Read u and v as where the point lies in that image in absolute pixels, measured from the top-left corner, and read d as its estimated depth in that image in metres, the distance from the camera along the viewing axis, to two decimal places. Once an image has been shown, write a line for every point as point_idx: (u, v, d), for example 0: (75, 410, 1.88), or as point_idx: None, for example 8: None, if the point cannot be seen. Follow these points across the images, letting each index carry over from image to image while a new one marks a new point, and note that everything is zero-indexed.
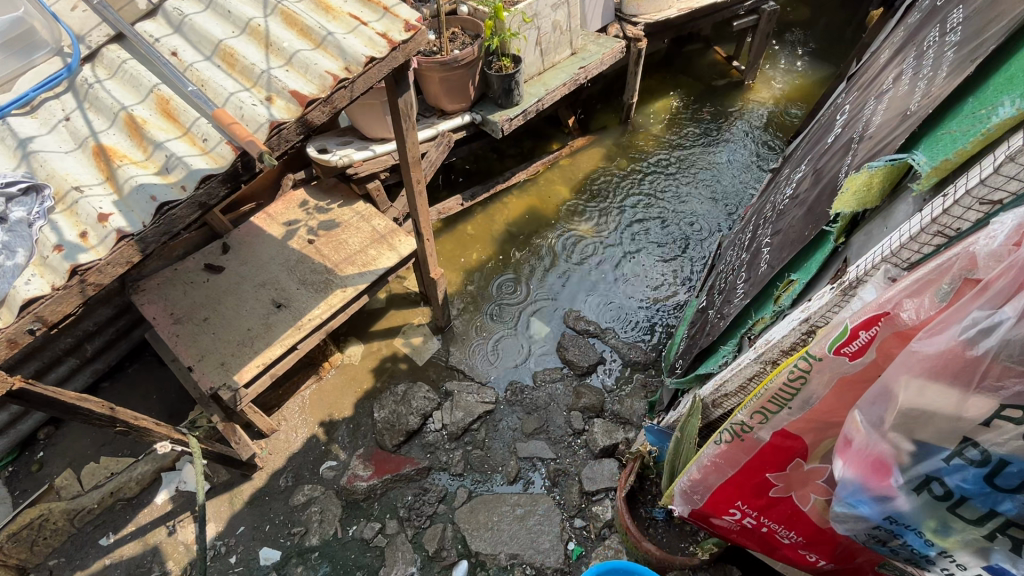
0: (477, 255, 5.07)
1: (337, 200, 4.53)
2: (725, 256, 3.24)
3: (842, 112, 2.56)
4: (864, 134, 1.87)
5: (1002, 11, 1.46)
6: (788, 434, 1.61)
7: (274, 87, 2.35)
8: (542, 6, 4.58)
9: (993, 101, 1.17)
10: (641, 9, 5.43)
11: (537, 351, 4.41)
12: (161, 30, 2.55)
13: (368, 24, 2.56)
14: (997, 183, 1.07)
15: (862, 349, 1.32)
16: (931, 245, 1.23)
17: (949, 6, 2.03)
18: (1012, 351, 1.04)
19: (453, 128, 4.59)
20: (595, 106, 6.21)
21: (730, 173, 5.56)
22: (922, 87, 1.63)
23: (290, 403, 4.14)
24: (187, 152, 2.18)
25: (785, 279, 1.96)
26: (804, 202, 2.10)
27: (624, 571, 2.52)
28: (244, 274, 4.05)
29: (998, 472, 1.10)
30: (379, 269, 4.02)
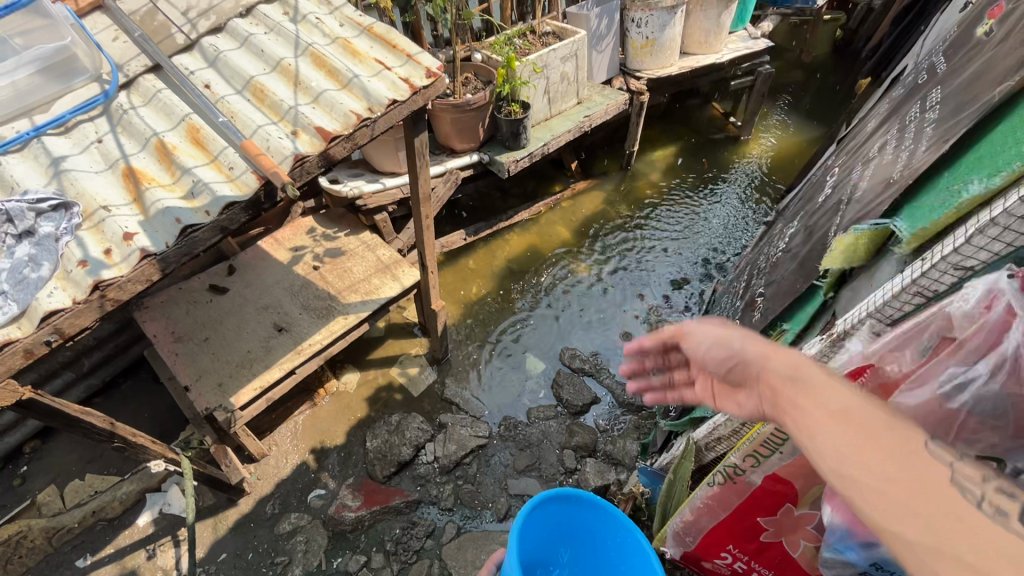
0: (477, 289, 5.17)
1: (344, 229, 4.65)
2: (720, 303, 3.35)
3: (831, 174, 2.73)
4: (851, 197, 2.01)
5: (971, 97, 1.62)
6: (778, 478, 1.67)
7: (300, 122, 2.48)
8: (551, 58, 4.85)
9: (966, 176, 1.28)
10: (644, 64, 5.78)
11: (532, 387, 4.44)
12: (196, 63, 2.71)
13: (392, 69, 2.73)
14: (969, 251, 1.17)
15: None
16: (912, 304, 1.33)
17: (928, 85, 2.21)
18: (985, 406, 1.11)
19: (461, 167, 4.77)
20: (598, 152, 6.46)
21: (727, 223, 5.76)
22: (903, 158, 1.78)
23: (282, 428, 4.12)
24: (214, 179, 2.29)
25: (777, 328, 2.06)
26: (796, 256, 2.22)
27: (567, 502, 1.96)
28: (248, 296, 4.11)
29: None
30: (381, 298, 4.10)
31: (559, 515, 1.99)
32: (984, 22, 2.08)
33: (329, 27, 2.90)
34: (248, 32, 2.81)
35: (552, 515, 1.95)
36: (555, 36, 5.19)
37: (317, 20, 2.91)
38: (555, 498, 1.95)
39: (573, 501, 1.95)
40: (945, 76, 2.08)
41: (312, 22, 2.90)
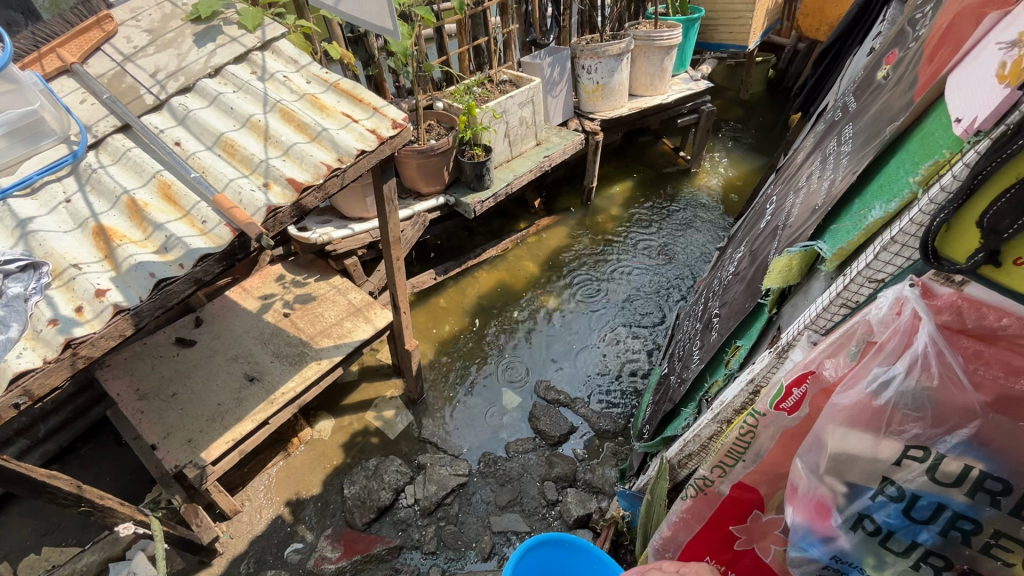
0: (449, 327, 5.23)
1: (314, 275, 4.69)
2: (681, 327, 3.53)
3: (770, 201, 2.99)
4: (786, 222, 2.22)
5: (874, 133, 1.86)
6: (744, 487, 1.79)
7: (271, 175, 2.58)
8: (509, 104, 5.13)
9: (870, 203, 1.48)
10: (597, 107, 6.16)
11: (509, 421, 4.48)
12: (166, 122, 2.79)
13: (359, 122, 2.88)
14: (879, 266, 1.36)
15: (797, 404, 1.54)
16: (839, 315, 1.51)
17: (843, 121, 2.50)
18: (907, 401, 1.26)
19: (428, 209, 4.92)
20: (559, 189, 6.74)
21: (685, 250, 6.05)
22: (825, 186, 2.01)
23: (255, 482, 4.00)
24: (186, 232, 2.33)
25: (733, 345, 2.23)
26: (744, 278, 2.41)
27: (557, 547, 2.36)
28: (217, 348, 4.05)
29: (913, 505, 1.29)
30: (354, 342, 4.12)
31: (552, 557, 2.36)
32: (882, 67, 2.39)
33: (297, 84, 3.05)
34: (217, 91, 2.92)
35: (545, 556, 2.33)
36: (511, 84, 5.50)
37: (284, 78, 3.05)
38: (546, 542, 2.34)
39: (563, 544, 2.35)
40: (855, 113, 2.37)
41: (280, 80, 3.04)
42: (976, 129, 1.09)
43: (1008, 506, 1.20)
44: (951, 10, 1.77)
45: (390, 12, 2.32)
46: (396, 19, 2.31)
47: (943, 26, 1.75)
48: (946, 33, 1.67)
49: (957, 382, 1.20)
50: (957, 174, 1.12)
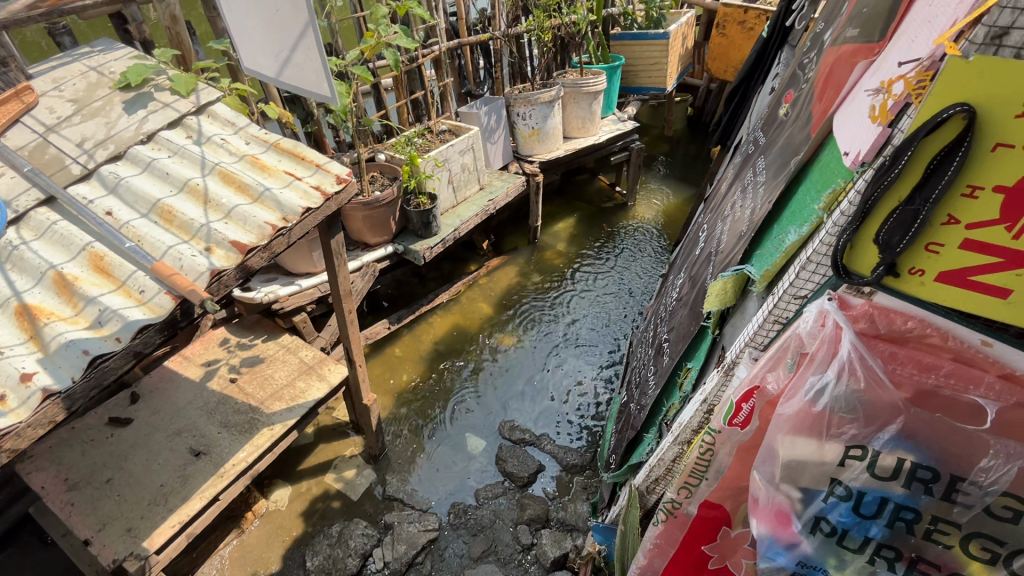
0: (407, 377, 5.14)
1: (261, 336, 4.52)
2: (635, 354, 3.65)
3: (702, 229, 3.21)
4: (717, 248, 2.39)
5: (781, 164, 2.08)
6: (711, 504, 1.86)
7: (213, 238, 2.52)
8: (451, 152, 5.28)
9: (786, 228, 1.64)
10: (534, 150, 6.45)
11: (476, 467, 4.39)
12: (95, 192, 2.68)
13: (302, 180, 2.89)
14: (800, 284, 1.50)
15: (747, 418, 1.64)
16: (773, 331, 1.64)
17: (756, 154, 2.76)
18: (841, 405, 1.38)
19: (377, 259, 4.90)
20: (505, 230, 6.91)
21: (631, 279, 6.30)
22: (748, 213, 2.19)
23: (205, 567, 3.68)
24: (122, 304, 2.23)
25: (684, 367, 2.34)
26: (686, 303, 2.56)
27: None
28: (157, 424, 3.78)
29: (860, 501, 1.40)
30: (309, 402, 3.96)
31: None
32: (782, 105, 2.69)
33: (236, 146, 3.03)
34: (151, 157, 2.85)
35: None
36: (451, 133, 5.68)
37: (222, 140, 3.03)
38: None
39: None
40: (765, 147, 2.63)
41: (217, 143, 3.02)
42: (861, 160, 1.27)
43: (940, 492, 1.32)
44: (831, 58, 2.04)
45: (327, 79, 2.39)
46: (333, 85, 2.37)
47: (826, 71, 2.01)
48: (829, 77, 1.92)
49: (881, 383, 1.34)
50: (852, 199, 1.28)
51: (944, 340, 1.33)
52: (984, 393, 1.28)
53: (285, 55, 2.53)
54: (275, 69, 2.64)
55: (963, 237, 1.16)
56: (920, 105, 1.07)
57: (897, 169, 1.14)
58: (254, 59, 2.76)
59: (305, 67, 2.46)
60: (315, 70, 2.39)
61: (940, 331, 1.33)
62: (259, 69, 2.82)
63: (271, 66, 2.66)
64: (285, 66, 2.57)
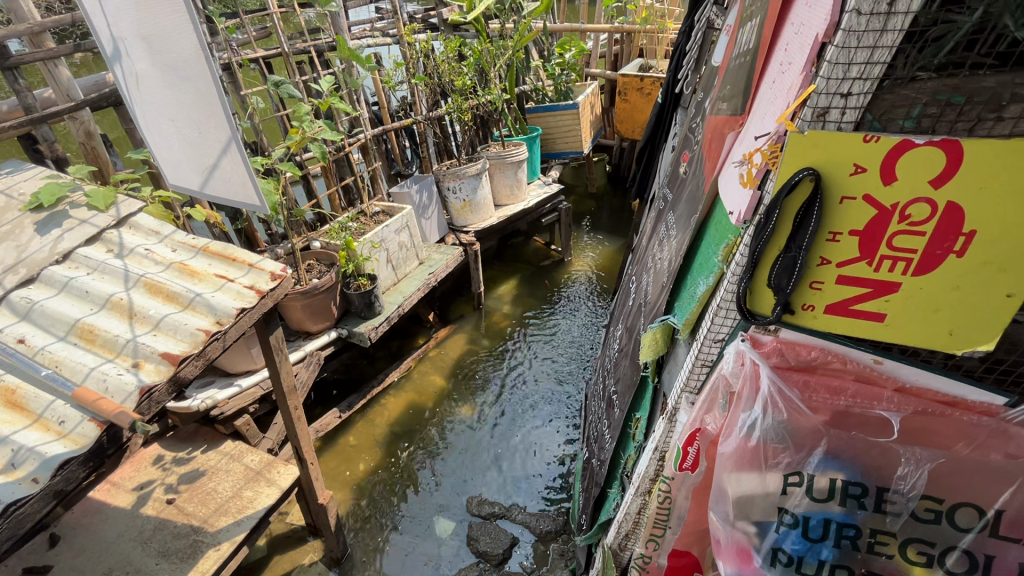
0: (364, 465, 4.90)
1: (200, 446, 4.21)
2: (589, 408, 3.70)
3: (632, 281, 3.41)
4: (645, 299, 2.55)
5: (687, 220, 2.31)
6: (679, 553, 1.89)
7: (141, 352, 2.41)
8: (386, 232, 5.38)
9: (697, 279, 1.80)
10: (468, 220, 6.68)
11: (447, 552, 4.17)
12: (5, 320, 2.52)
13: (235, 280, 2.85)
14: (717, 329, 1.64)
15: (695, 461, 1.72)
16: (704, 374, 1.76)
17: (667, 209, 3.02)
18: (772, 436, 1.49)
19: (320, 347, 4.78)
20: (449, 299, 6.97)
21: (577, 334, 6.47)
22: (666, 265, 2.37)
23: None
24: (39, 439, 2.05)
25: (633, 418, 2.41)
26: (627, 354, 2.68)
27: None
28: (81, 566, 3.36)
29: (808, 526, 1.48)
30: (258, 511, 3.69)
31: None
32: (681, 165, 3.00)
33: (161, 254, 2.97)
34: (68, 276, 2.74)
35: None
36: (385, 214, 5.81)
37: (146, 251, 2.96)
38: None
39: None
40: (673, 202, 2.90)
41: (141, 253, 2.94)
42: (743, 220, 1.45)
43: (872, 505, 1.43)
44: (711, 126, 2.31)
45: (253, 187, 2.43)
46: (259, 192, 2.41)
47: (709, 136, 2.27)
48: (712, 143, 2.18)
49: (800, 410, 1.47)
50: (742, 251, 1.45)
51: (843, 364, 1.47)
52: (888, 406, 1.44)
53: (210, 169, 2.59)
54: (200, 182, 2.67)
55: (837, 274, 1.34)
56: (777, 172, 1.27)
57: (771, 225, 1.32)
58: (179, 174, 2.79)
59: (231, 178, 2.50)
60: (241, 180, 2.44)
61: (839, 356, 1.47)
62: (183, 182, 2.84)
63: (195, 178, 2.69)
64: (209, 178, 2.60)
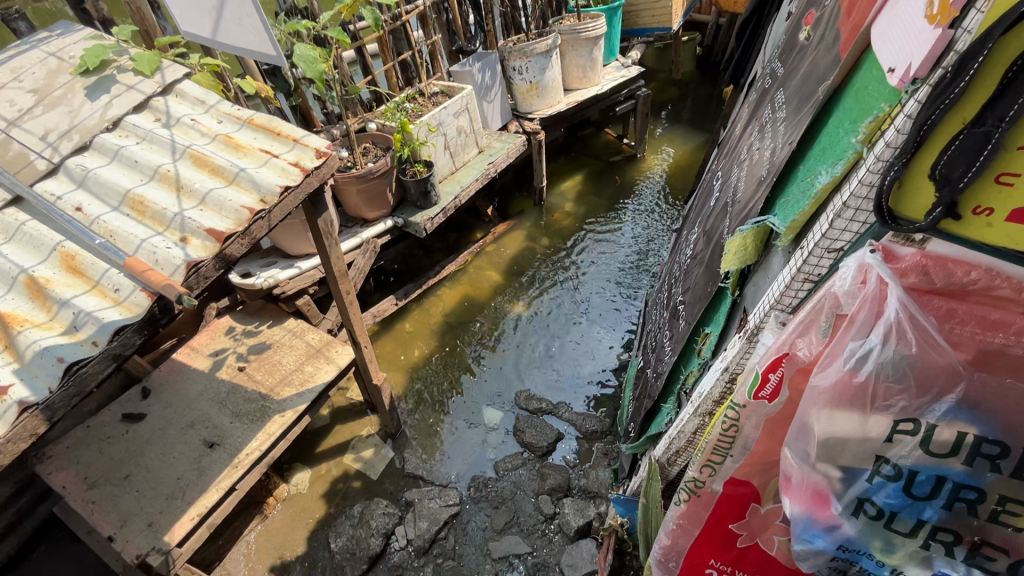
0: (419, 351, 5.04)
1: (266, 322, 4.43)
2: (650, 317, 3.44)
3: (716, 178, 2.93)
4: (734, 198, 2.14)
5: (805, 96, 1.80)
6: (737, 481, 1.69)
7: (188, 227, 2.35)
8: (444, 115, 4.99)
9: (816, 168, 1.39)
10: (534, 106, 6.09)
11: (494, 439, 4.32)
12: (63, 187, 2.53)
13: (279, 156, 2.69)
14: (835, 235, 1.27)
15: (775, 391, 1.44)
16: (804, 290, 1.42)
17: (774, 87, 2.44)
18: (888, 373, 1.17)
19: (376, 234, 4.72)
20: (510, 193, 6.64)
21: (643, 238, 6.02)
22: (767, 156, 1.93)
23: (233, 553, 3.72)
24: (97, 305, 2.10)
25: (702, 333, 2.14)
26: (702, 260, 2.33)
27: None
28: (169, 417, 3.75)
29: (912, 482, 1.20)
30: (319, 385, 3.90)
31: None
32: (803, 28, 2.35)
33: (207, 125, 2.83)
34: (118, 145, 2.67)
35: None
36: (444, 95, 5.36)
37: (192, 121, 2.83)
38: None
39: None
40: (784, 78, 2.31)
41: (187, 123, 2.81)
42: (912, 77, 1.03)
43: (1009, 469, 1.12)
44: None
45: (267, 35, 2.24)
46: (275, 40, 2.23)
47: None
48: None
49: (936, 345, 1.13)
50: (899, 126, 1.05)
51: (1014, 292, 1.11)
52: None
53: (218, 11, 2.35)
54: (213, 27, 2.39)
55: None
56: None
57: (961, 83, 0.92)
58: (191, 20, 2.50)
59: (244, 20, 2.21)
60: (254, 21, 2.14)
61: (1012, 281, 1.11)
62: (197, 31, 2.55)
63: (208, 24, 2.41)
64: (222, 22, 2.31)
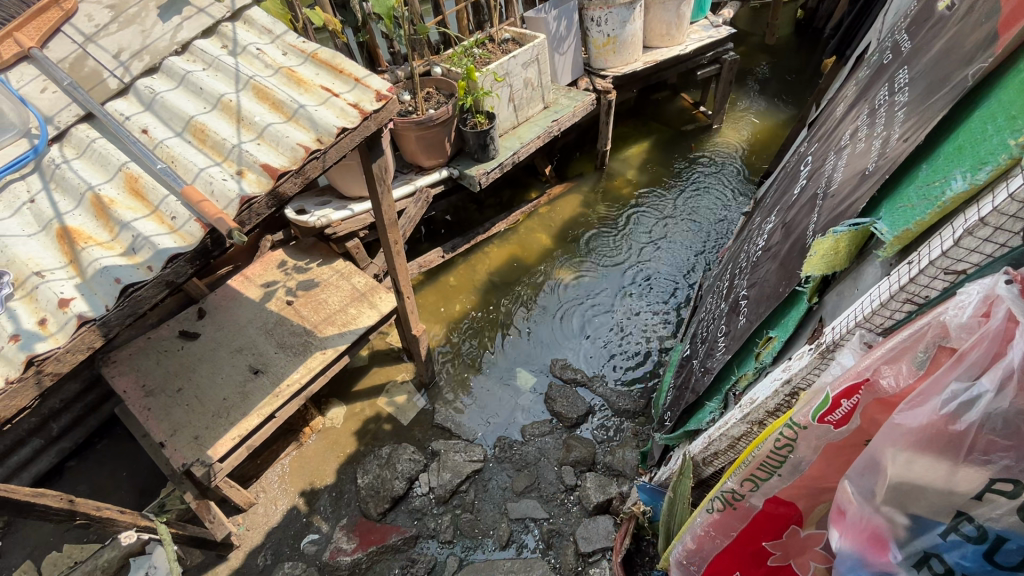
0: (459, 306, 5.04)
1: (316, 260, 4.51)
2: (705, 303, 3.24)
3: (805, 162, 2.63)
4: (827, 191, 1.90)
5: (938, 79, 1.53)
6: (780, 501, 1.52)
7: (245, 161, 2.34)
8: (512, 65, 4.75)
9: (947, 171, 1.19)
10: (609, 62, 5.69)
11: (524, 403, 4.31)
12: (132, 108, 2.56)
13: (339, 95, 2.60)
14: (959, 255, 1.09)
15: (846, 417, 1.27)
16: (903, 312, 1.25)
17: (894, 66, 2.12)
18: (996, 424, 1.00)
19: (430, 184, 4.65)
20: (571, 154, 6.35)
21: (705, 215, 5.69)
22: (877, 147, 1.67)
23: (269, 472, 3.96)
24: (155, 231, 2.14)
25: (764, 336, 1.96)
26: (776, 255, 2.12)
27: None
28: (220, 340, 3.94)
29: (997, 548, 1.03)
30: (360, 328, 3.96)
31: None
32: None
33: (272, 56, 2.77)
34: (186, 70, 2.66)
35: None
36: (514, 43, 5.07)
37: (257, 50, 2.77)
38: None
39: None
40: (911, 54, 1.98)
41: (253, 53, 2.76)
42: None
43: None
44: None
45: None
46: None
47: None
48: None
49: None
50: None
51: None
52: None
53: None
54: None
55: None
56: None
57: None
58: None
59: None
60: None
61: None
62: None
63: None
64: None
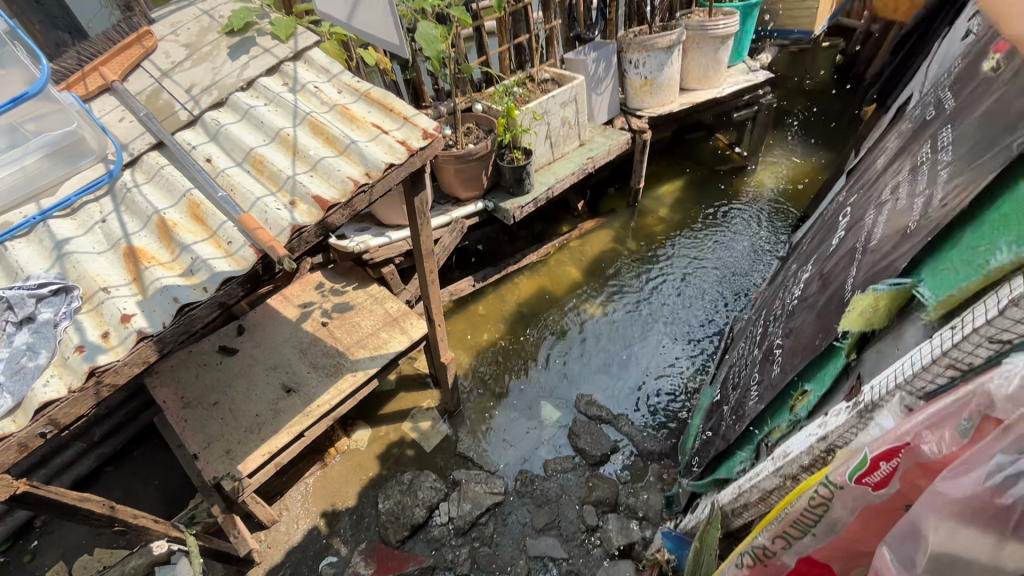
0: (487, 335, 5.09)
1: (353, 283, 4.66)
2: (737, 347, 3.20)
3: (844, 213, 2.62)
4: (866, 246, 1.90)
5: (983, 143, 1.53)
6: (813, 562, 1.48)
7: (298, 192, 2.48)
8: (551, 104, 4.89)
9: (993, 239, 1.21)
10: (645, 103, 5.81)
11: (548, 436, 4.29)
12: (199, 138, 2.76)
13: (388, 133, 2.75)
14: (1004, 325, 1.08)
15: (884, 481, 1.24)
16: (945, 377, 1.23)
17: (936, 124, 2.12)
18: None
19: (466, 215, 4.78)
20: (604, 190, 6.45)
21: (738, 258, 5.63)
22: (919, 206, 1.67)
23: (293, 491, 4.03)
24: (212, 254, 2.28)
25: (800, 388, 1.94)
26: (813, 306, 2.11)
27: None
28: (257, 356, 4.08)
29: None
30: (390, 353, 4.05)
31: None
32: (989, 57, 2.00)
33: (327, 94, 2.95)
34: (249, 105, 2.86)
35: None
36: (553, 83, 5.25)
37: (315, 88, 2.97)
38: None
39: None
40: (955, 113, 1.98)
41: (310, 91, 2.95)
42: None
43: None
44: None
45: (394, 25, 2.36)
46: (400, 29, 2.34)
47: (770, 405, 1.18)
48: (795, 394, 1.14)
49: None
50: None
51: None
52: None
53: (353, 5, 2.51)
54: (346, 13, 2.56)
55: None
56: None
57: None
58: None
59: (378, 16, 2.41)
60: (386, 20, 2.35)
61: None
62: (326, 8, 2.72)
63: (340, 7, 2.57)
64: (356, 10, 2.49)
